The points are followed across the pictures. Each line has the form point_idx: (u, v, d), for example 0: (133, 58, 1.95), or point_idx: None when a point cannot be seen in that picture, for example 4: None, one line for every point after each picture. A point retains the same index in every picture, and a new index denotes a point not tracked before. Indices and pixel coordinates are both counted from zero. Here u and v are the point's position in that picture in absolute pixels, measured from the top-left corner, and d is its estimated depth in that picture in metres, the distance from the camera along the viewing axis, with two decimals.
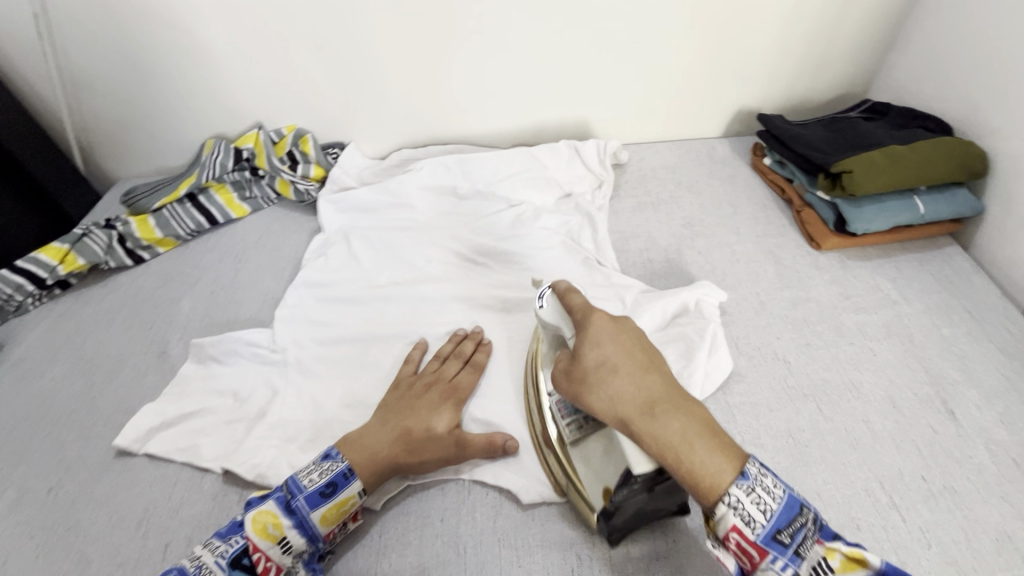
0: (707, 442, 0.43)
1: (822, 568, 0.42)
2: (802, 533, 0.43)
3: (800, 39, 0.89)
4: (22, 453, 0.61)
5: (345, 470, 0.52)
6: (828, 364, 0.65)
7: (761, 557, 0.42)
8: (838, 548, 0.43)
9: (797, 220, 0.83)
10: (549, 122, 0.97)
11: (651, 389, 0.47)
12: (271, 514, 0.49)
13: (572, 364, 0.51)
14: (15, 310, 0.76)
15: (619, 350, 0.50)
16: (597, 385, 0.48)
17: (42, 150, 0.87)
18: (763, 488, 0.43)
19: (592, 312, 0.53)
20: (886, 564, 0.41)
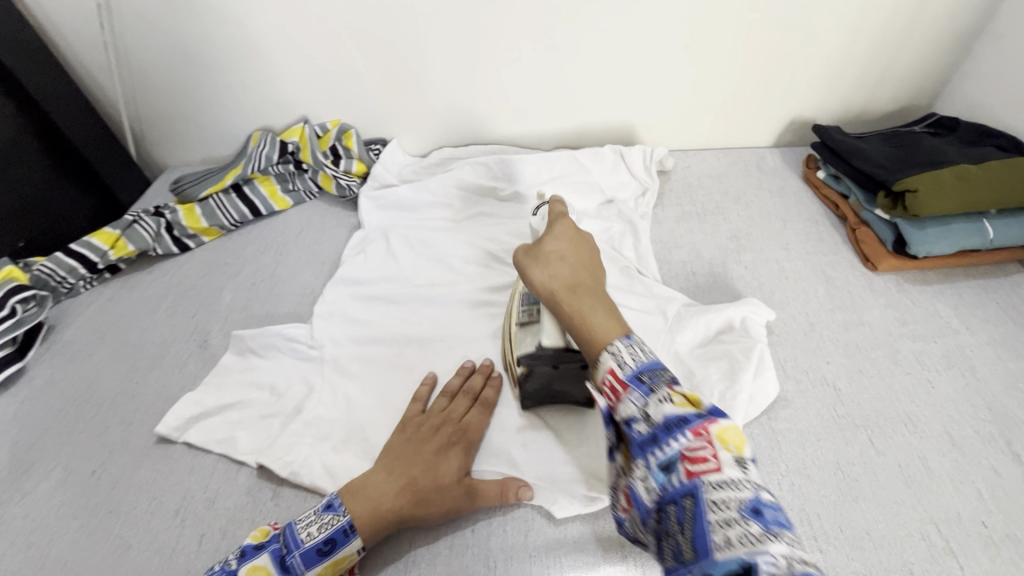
0: (611, 322, 0.50)
1: (661, 398, 0.43)
2: (657, 378, 0.44)
3: (864, 47, 0.85)
4: (69, 433, 0.63)
5: (347, 528, 0.50)
6: (881, 393, 0.62)
7: (623, 392, 0.45)
8: (681, 391, 0.43)
9: (851, 238, 0.79)
10: (593, 126, 0.95)
11: (586, 270, 0.56)
12: (265, 572, 0.48)
13: (532, 245, 0.58)
14: (67, 292, 0.79)
15: (570, 244, 0.58)
16: (543, 264, 0.56)
17: (98, 137, 0.90)
18: (635, 349, 0.47)
19: (561, 217, 0.61)
20: (715, 409, 0.42)
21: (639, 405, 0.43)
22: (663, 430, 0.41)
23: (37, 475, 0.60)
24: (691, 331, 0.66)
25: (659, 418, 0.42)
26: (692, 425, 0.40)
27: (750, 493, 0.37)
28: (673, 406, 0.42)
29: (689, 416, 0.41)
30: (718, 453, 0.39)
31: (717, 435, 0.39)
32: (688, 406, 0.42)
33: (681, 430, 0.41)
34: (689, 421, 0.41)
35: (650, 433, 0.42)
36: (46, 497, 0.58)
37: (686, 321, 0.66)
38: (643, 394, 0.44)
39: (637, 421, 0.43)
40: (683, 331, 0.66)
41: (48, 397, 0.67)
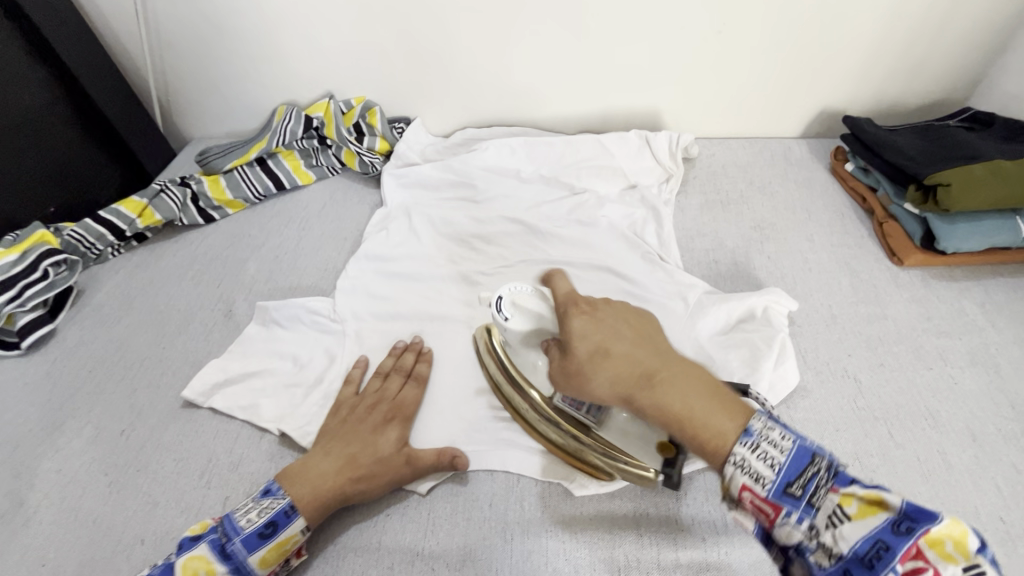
0: (715, 411, 0.44)
1: (834, 519, 0.38)
2: (812, 484, 0.40)
3: (902, 37, 0.83)
4: (97, 394, 0.65)
5: (287, 508, 0.50)
6: (903, 387, 0.62)
7: (776, 514, 0.40)
8: (854, 494, 0.39)
9: (878, 232, 0.78)
10: (619, 110, 0.94)
11: (656, 358, 0.47)
12: (206, 559, 0.47)
13: (564, 362, 0.49)
14: (95, 258, 0.80)
15: (605, 330, 0.49)
16: (592, 376, 0.47)
17: (127, 105, 0.90)
18: (769, 443, 0.42)
19: (569, 308, 0.51)
20: (910, 506, 0.37)
21: (803, 530, 0.40)
22: (855, 562, 0.37)
23: (68, 432, 0.61)
24: (713, 318, 0.66)
25: (845, 549, 0.37)
26: (899, 551, 0.36)
27: (865, 544, 0.37)
28: (855, 527, 0.38)
29: (893, 535, 0.37)
30: (941, 568, 0.35)
31: (932, 547, 0.36)
32: (872, 516, 0.38)
33: (861, 536, 0.37)
34: (890, 545, 0.36)
35: (837, 566, 0.37)
36: (76, 455, 0.60)
37: (709, 308, 0.67)
38: (806, 515, 0.40)
39: (812, 551, 0.39)
40: (704, 317, 0.66)
41: (77, 358, 0.69)
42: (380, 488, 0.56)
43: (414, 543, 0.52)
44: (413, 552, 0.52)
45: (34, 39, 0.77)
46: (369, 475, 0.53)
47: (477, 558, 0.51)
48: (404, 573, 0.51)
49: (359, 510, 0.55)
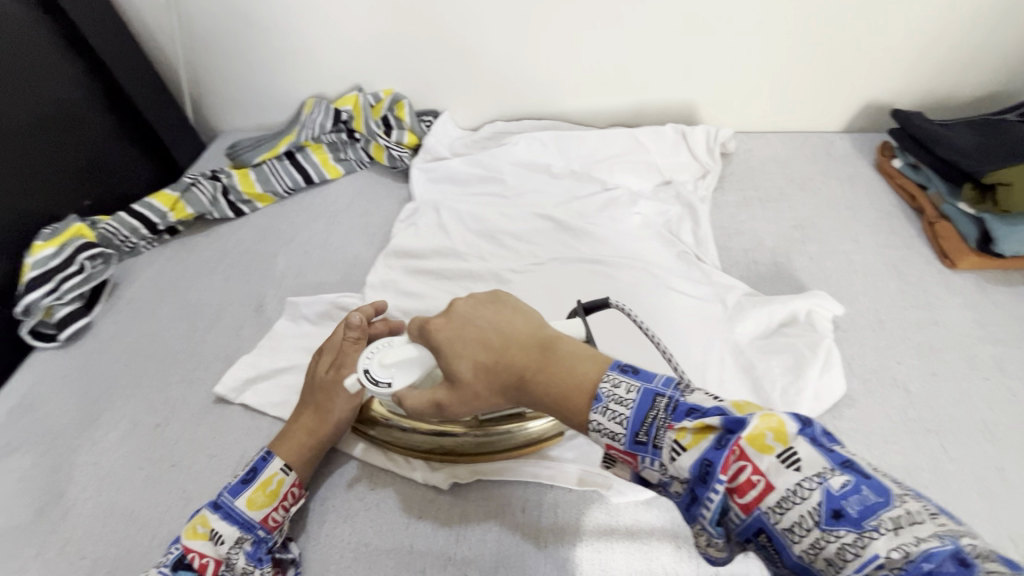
0: (576, 362, 0.42)
1: (674, 452, 0.36)
2: (654, 428, 0.37)
3: (956, 24, 0.78)
4: (132, 387, 0.66)
5: (262, 454, 0.54)
6: (956, 398, 0.59)
7: (636, 462, 0.38)
8: (684, 425, 0.36)
9: (929, 233, 0.74)
10: (653, 103, 0.91)
11: (518, 347, 0.44)
12: (200, 516, 0.50)
13: (443, 401, 0.47)
14: (129, 251, 0.81)
15: (473, 338, 0.46)
16: (466, 401, 0.46)
17: (159, 99, 0.90)
18: (616, 402, 0.38)
19: (426, 327, 0.48)
20: (727, 419, 0.35)
21: (659, 469, 0.37)
22: (698, 484, 0.35)
23: (105, 426, 0.62)
24: (754, 321, 0.64)
25: (685, 474, 0.35)
26: (719, 466, 0.34)
27: (696, 468, 0.34)
28: (690, 454, 0.35)
29: (715, 453, 0.34)
30: (760, 463, 0.33)
31: (751, 446, 0.34)
32: (703, 441, 0.35)
33: (693, 462, 0.35)
34: (713, 463, 0.34)
35: (689, 493, 0.36)
36: (113, 447, 0.60)
37: (749, 310, 0.64)
38: (655, 457, 0.37)
39: (672, 484, 0.37)
40: (744, 320, 0.64)
41: (113, 351, 0.69)
42: (411, 490, 0.56)
43: (446, 548, 0.52)
44: (446, 557, 0.51)
45: (71, 33, 0.78)
46: (323, 411, 0.56)
47: (510, 565, 0.50)
48: None
49: (390, 512, 0.54)
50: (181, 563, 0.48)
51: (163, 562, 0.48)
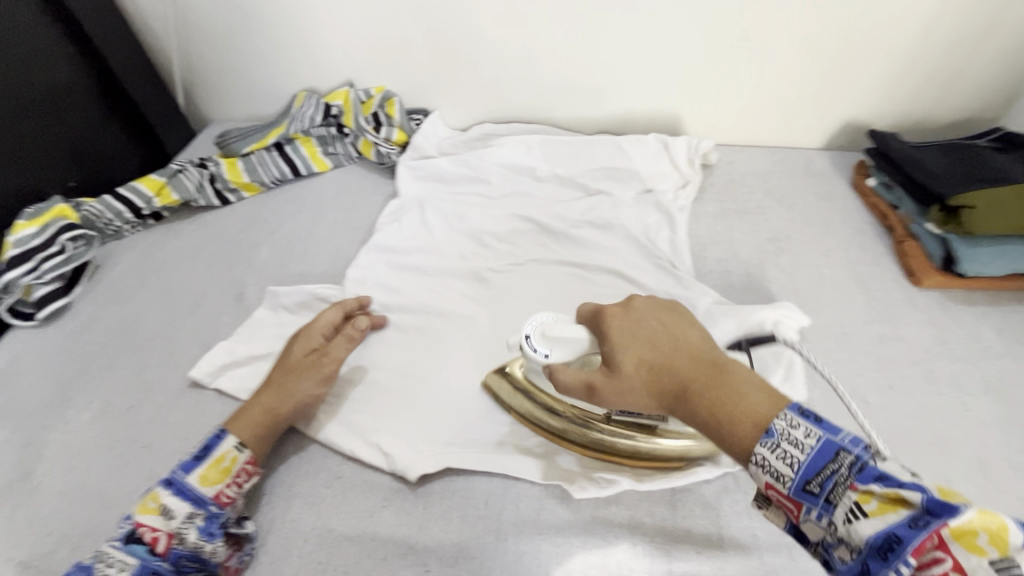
0: (742, 395, 0.40)
1: (850, 514, 0.33)
2: (830, 479, 0.35)
3: (932, 50, 0.81)
4: (108, 368, 0.66)
5: (217, 432, 0.55)
6: (911, 411, 0.60)
7: (797, 511, 0.36)
8: (871, 489, 0.33)
9: (897, 250, 0.76)
10: (639, 112, 0.92)
11: (684, 354, 0.45)
12: (152, 493, 0.51)
13: (597, 381, 0.47)
14: (113, 234, 0.81)
15: (651, 331, 0.47)
16: (618, 396, 0.46)
17: (151, 84, 0.91)
18: (791, 443, 0.36)
19: (603, 313, 0.51)
20: (930, 500, 0.32)
21: (823, 527, 0.35)
22: (874, 559, 0.32)
23: (78, 405, 0.63)
24: (724, 328, 0.65)
25: (860, 542, 0.33)
26: (911, 546, 0.31)
27: (880, 539, 0.32)
28: (871, 523, 0.32)
29: (908, 531, 0.31)
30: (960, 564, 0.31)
31: (954, 539, 0.31)
32: (737, 463, 0.38)
33: (878, 532, 0.32)
34: (904, 540, 0.31)
35: (858, 563, 0.33)
36: (85, 426, 0.61)
37: (720, 319, 0.66)
38: (824, 511, 0.35)
39: (836, 546, 0.35)
40: (714, 329, 0.65)
41: (91, 332, 0.70)
42: (377, 480, 0.57)
43: (408, 537, 0.53)
44: (407, 546, 0.52)
45: (64, 15, 0.79)
46: (283, 390, 0.58)
47: (470, 556, 0.51)
48: (396, 565, 0.51)
49: (355, 500, 0.55)
50: (133, 536, 0.49)
51: (119, 535, 0.50)
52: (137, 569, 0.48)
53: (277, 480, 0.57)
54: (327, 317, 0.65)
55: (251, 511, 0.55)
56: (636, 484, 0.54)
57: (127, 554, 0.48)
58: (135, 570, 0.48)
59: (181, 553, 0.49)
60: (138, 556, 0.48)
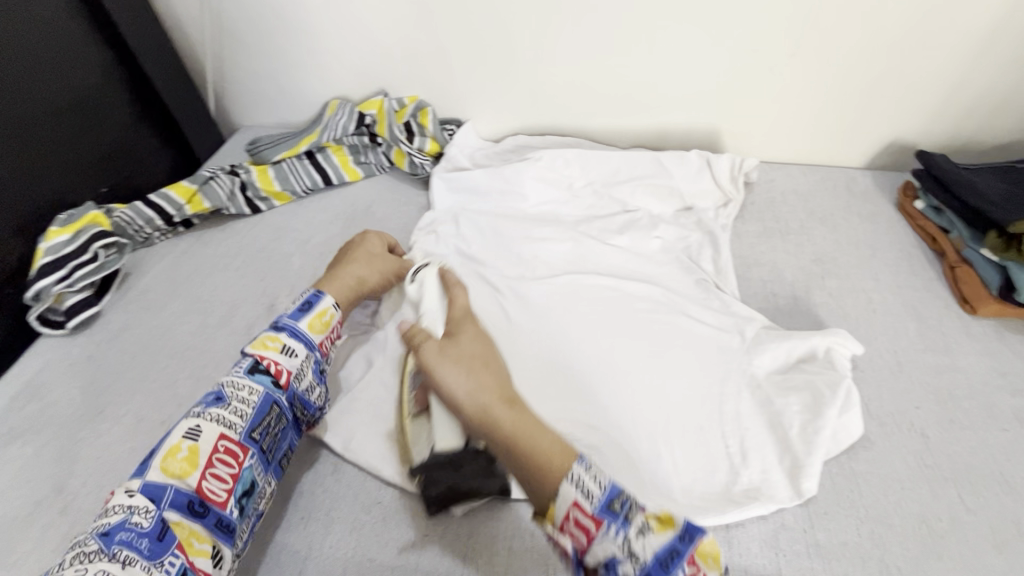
0: (554, 441, 0.46)
1: (642, 529, 0.41)
2: (627, 504, 0.42)
3: (985, 71, 0.79)
4: (138, 381, 0.64)
5: (315, 291, 0.62)
6: (974, 447, 0.58)
7: (597, 531, 0.42)
8: (654, 512, 0.42)
9: (949, 276, 0.74)
10: (677, 127, 0.91)
11: (502, 381, 0.51)
12: (266, 335, 0.57)
13: (446, 340, 0.54)
14: (143, 241, 0.80)
15: (477, 342, 0.55)
16: (457, 373, 0.51)
17: (182, 89, 0.89)
18: (591, 475, 0.43)
19: (467, 316, 0.58)
20: (690, 524, 0.42)
21: (619, 544, 0.41)
22: (656, 566, 0.40)
23: (109, 419, 0.61)
24: (772, 353, 0.63)
25: (648, 555, 0.40)
26: (685, 556, 0.40)
27: (664, 552, 0.40)
28: (657, 538, 0.41)
29: (680, 544, 0.41)
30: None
31: (700, 558, 0.41)
32: (666, 530, 0.41)
33: (660, 546, 0.41)
34: (678, 552, 0.40)
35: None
36: (117, 442, 0.59)
37: (765, 342, 0.64)
38: (621, 529, 0.41)
39: (620, 561, 0.41)
40: (762, 353, 0.63)
41: (121, 343, 0.68)
42: (419, 506, 0.55)
43: (452, 569, 0.51)
44: None
45: (102, 20, 0.78)
46: (369, 267, 0.68)
47: None
48: None
49: (396, 528, 0.53)
50: (256, 367, 0.54)
51: (238, 369, 0.54)
52: (264, 396, 0.53)
53: (315, 502, 0.55)
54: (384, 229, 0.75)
55: (287, 536, 0.53)
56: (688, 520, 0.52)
57: (254, 382, 0.53)
58: (262, 397, 0.53)
59: (296, 389, 0.55)
60: (264, 385, 0.53)
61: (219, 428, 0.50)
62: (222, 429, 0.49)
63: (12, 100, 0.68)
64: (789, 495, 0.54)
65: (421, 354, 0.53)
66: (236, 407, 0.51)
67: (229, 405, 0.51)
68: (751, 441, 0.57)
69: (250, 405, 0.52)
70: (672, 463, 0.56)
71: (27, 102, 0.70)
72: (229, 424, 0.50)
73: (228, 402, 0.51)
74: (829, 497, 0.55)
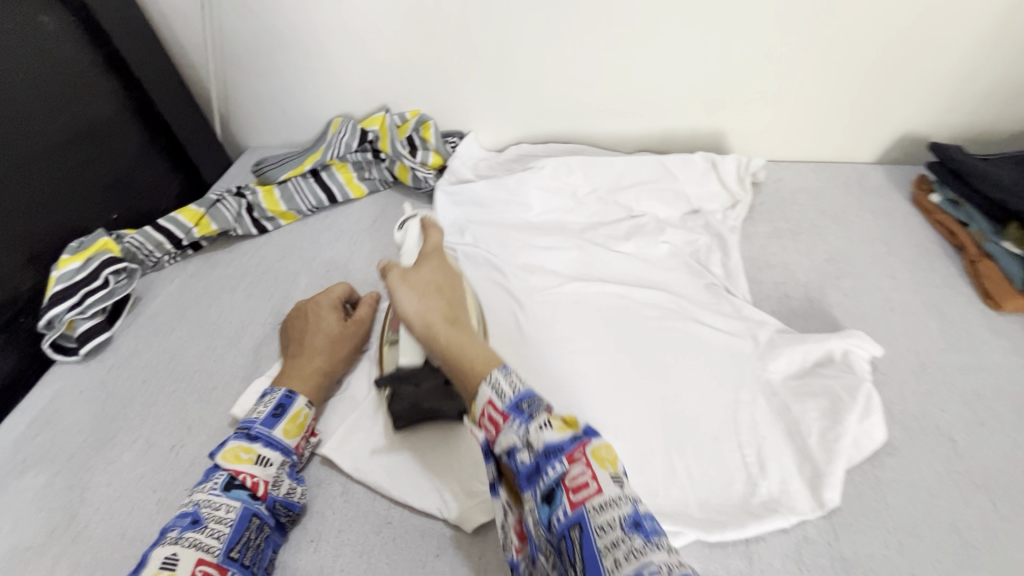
0: (485, 351, 0.48)
1: (541, 424, 0.41)
2: (537, 405, 0.42)
3: (1000, 57, 0.76)
4: (150, 406, 0.65)
5: (287, 392, 0.59)
6: (1006, 451, 0.55)
7: (504, 423, 0.42)
8: (559, 415, 0.42)
9: (970, 271, 0.72)
10: (681, 130, 0.90)
11: (456, 307, 0.55)
12: (239, 444, 0.53)
13: (408, 270, 0.58)
14: (153, 265, 0.81)
15: (437, 273, 0.58)
16: (410, 294, 0.55)
17: (188, 114, 0.91)
18: (507, 379, 0.44)
19: (437, 253, 0.62)
20: (588, 427, 0.41)
21: (520, 434, 0.41)
22: (544, 457, 0.39)
23: (121, 445, 0.61)
24: (788, 359, 0.61)
25: (540, 445, 0.40)
26: (567, 452, 0.39)
27: (552, 443, 0.39)
28: (553, 432, 0.40)
29: (569, 442, 0.40)
30: (597, 474, 0.38)
31: (594, 457, 0.39)
32: (565, 431, 0.40)
33: (554, 438, 0.40)
34: (564, 447, 0.39)
35: (534, 462, 0.40)
36: (128, 467, 0.59)
37: (782, 347, 0.62)
38: (524, 422, 0.41)
39: (518, 451, 0.40)
40: (778, 358, 0.61)
41: (133, 368, 0.69)
42: (428, 526, 0.54)
43: None
44: None
45: (109, 52, 0.79)
46: (334, 357, 0.64)
47: None
48: None
49: (406, 549, 0.52)
50: (232, 484, 0.51)
51: (211, 487, 0.50)
52: (242, 512, 0.49)
53: (325, 523, 0.55)
54: (341, 291, 0.70)
55: (297, 559, 0.52)
56: (706, 534, 0.50)
57: (230, 499, 0.50)
58: (239, 514, 0.49)
59: (277, 497, 0.52)
60: (241, 500, 0.50)
61: (197, 553, 0.45)
62: (199, 554, 0.45)
63: (22, 135, 0.69)
64: (810, 506, 0.52)
65: (385, 276, 0.58)
66: (213, 528, 0.47)
67: (206, 526, 0.47)
68: (768, 450, 0.55)
69: (228, 524, 0.48)
70: (685, 476, 0.54)
71: (36, 134, 0.71)
72: (207, 546, 0.46)
73: (206, 525, 0.47)
74: (853, 507, 0.52)
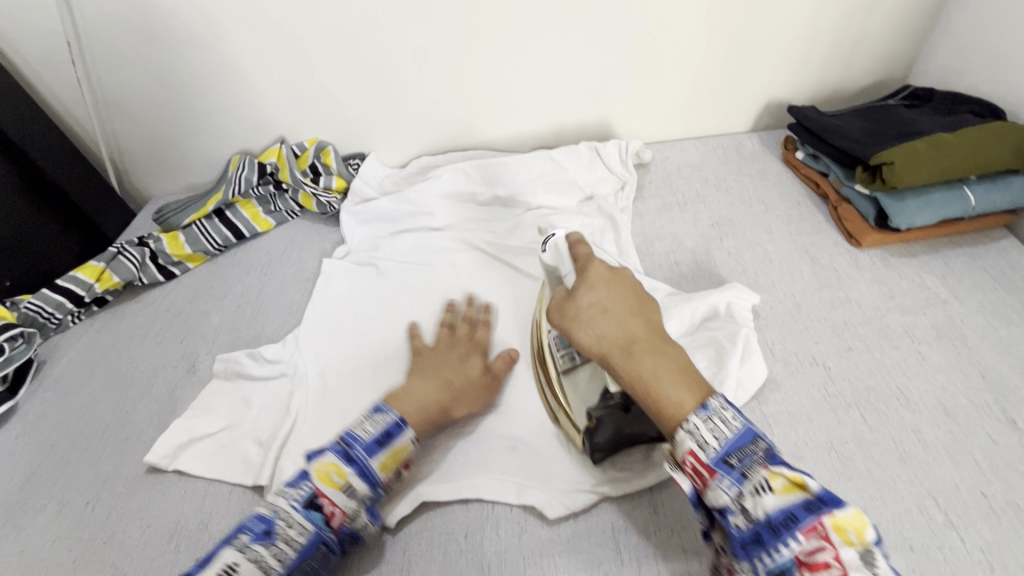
0: (678, 383, 0.47)
1: (760, 488, 0.41)
2: (747, 458, 0.42)
3: (835, 22, 0.84)
4: (60, 467, 0.63)
5: (396, 420, 0.54)
6: (873, 368, 0.61)
7: (711, 478, 0.43)
8: (780, 471, 0.41)
9: (834, 216, 0.79)
10: (571, 124, 0.95)
11: (632, 319, 0.51)
12: (334, 463, 0.50)
13: (566, 300, 0.54)
14: (56, 327, 0.79)
15: (612, 293, 0.53)
16: (588, 321, 0.52)
17: (75, 172, 0.89)
18: (720, 418, 0.44)
19: (591, 263, 0.56)
20: (824, 491, 0.39)
21: (732, 495, 0.42)
22: (768, 530, 0.40)
23: (32, 511, 0.60)
24: (676, 322, 0.65)
25: (763, 513, 0.40)
26: (804, 524, 0.39)
27: (779, 513, 0.40)
28: (777, 498, 0.40)
29: (803, 511, 0.39)
30: (840, 552, 0.38)
31: (835, 533, 0.38)
32: (793, 494, 0.40)
33: (778, 507, 0.40)
34: (798, 518, 0.39)
35: (752, 530, 0.40)
36: (39, 532, 0.58)
37: (672, 309, 0.66)
38: (735, 482, 0.42)
39: (732, 514, 0.42)
40: (668, 321, 0.65)
41: (40, 433, 0.67)
42: None
43: None
44: None
45: None
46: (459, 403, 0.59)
47: None
48: None
49: None
50: (312, 503, 0.49)
51: (293, 498, 0.49)
52: (312, 538, 0.48)
53: None
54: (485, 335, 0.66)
55: None
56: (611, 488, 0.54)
57: (306, 520, 0.48)
58: (310, 538, 0.48)
59: (349, 531, 0.50)
60: (315, 524, 0.48)
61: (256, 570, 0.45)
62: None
63: None
64: None
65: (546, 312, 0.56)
66: (281, 548, 0.47)
67: (276, 543, 0.47)
68: None
69: (295, 548, 0.47)
70: None
71: None
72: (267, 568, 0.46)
73: (276, 541, 0.47)
74: None
